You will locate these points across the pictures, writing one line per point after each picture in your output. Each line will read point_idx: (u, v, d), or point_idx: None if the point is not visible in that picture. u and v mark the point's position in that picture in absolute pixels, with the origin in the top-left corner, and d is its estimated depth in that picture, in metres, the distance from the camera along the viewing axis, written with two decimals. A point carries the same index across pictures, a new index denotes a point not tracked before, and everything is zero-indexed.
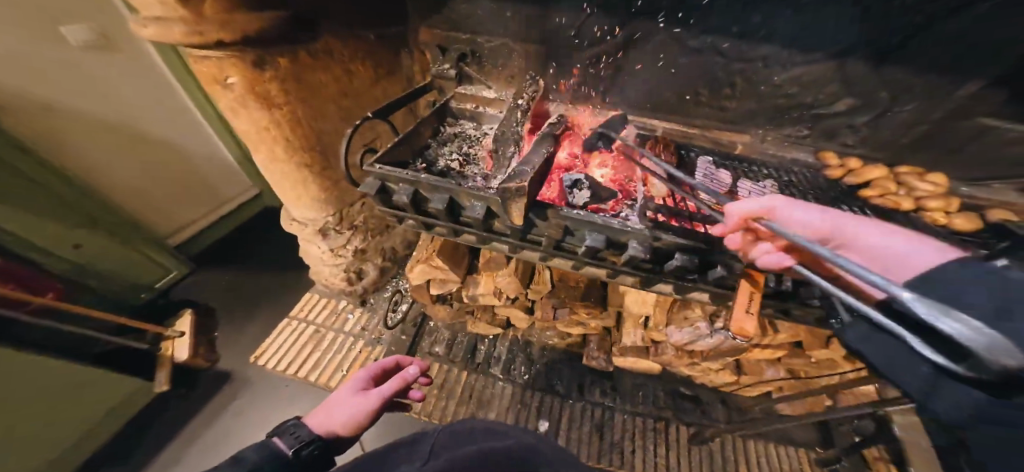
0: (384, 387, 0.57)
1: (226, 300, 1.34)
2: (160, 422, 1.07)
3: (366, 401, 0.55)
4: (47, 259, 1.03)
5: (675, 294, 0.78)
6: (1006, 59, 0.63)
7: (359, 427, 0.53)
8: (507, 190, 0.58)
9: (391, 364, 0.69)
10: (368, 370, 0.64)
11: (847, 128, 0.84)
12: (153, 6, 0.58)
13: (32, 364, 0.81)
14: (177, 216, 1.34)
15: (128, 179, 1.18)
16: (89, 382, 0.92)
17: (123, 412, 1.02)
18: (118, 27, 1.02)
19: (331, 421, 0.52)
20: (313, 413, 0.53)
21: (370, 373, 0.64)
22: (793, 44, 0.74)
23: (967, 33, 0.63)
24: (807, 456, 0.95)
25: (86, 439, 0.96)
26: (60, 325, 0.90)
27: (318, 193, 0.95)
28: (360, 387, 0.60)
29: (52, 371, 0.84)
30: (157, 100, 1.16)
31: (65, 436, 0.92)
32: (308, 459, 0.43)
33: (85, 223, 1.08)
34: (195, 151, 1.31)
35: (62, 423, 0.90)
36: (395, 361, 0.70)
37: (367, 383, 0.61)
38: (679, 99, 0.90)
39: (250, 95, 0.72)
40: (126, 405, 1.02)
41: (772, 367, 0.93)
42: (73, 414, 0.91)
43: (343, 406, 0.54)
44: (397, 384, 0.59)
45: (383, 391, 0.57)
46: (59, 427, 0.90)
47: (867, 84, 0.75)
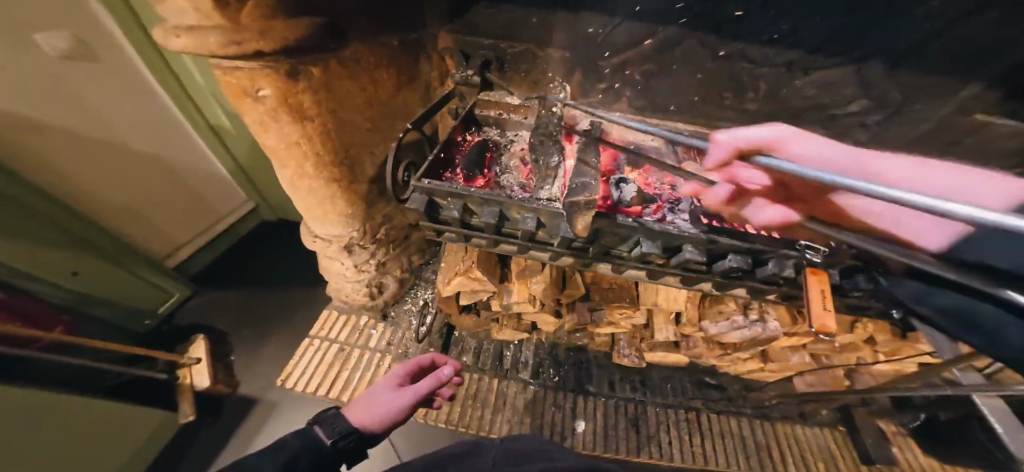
0: (419, 384, 0.57)
1: (235, 321, 1.27)
2: (193, 453, 1.03)
3: (400, 396, 0.55)
4: (44, 290, 0.94)
5: (714, 291, 0.80)
6: (1006, 64, 0.66)
7: (392, 423, 0.53)
8: (575, 205, 0.57)
9: (426, 362, 0.68)
10: (404, 366, 0.64)
11: (859, 126, 0.88)
12: (187, 16, 0.54)
13: (59, 411, 0.74)
14: (170, 234, 1.25)
15: (117, 197, 1.08)
16: (112, 424, 0.85)
17: (152, 446, 0.97)
18: (101, 32, 0.91)
19: (370, 412, 0.52)
20: (349, 405, 0.53)
21: (406, 369, 0.64)
22: (818, 49, 0.75)
23: (975, 39, 0.64)
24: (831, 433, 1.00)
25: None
26: (70, 360, 0.84)
27: (346, 209, 0.91)
28: (398, 382, 0.60)
29: (82, 413, 0.78)
30: (143, 111, 1.06)
31: None
32: (345, 449, 0.46)
33: (82, 250, 0.99)
34: (186, 163, 1.21)
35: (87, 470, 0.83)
36: (430, 359, 0.69)
37: (404, 378, 0.61)
38: (703, 102, 0.93)
39: (282, 108, 0.68)
40: (155, 439, 0.97)
41: (797, 353, 0.94)
42: (104, 455, 0.86)
43: (380, 397, 0.55)
44: (432, 383, 0.58)
45: (419, 389, 0.56)
46: None
47: (883, 85, 0.78)
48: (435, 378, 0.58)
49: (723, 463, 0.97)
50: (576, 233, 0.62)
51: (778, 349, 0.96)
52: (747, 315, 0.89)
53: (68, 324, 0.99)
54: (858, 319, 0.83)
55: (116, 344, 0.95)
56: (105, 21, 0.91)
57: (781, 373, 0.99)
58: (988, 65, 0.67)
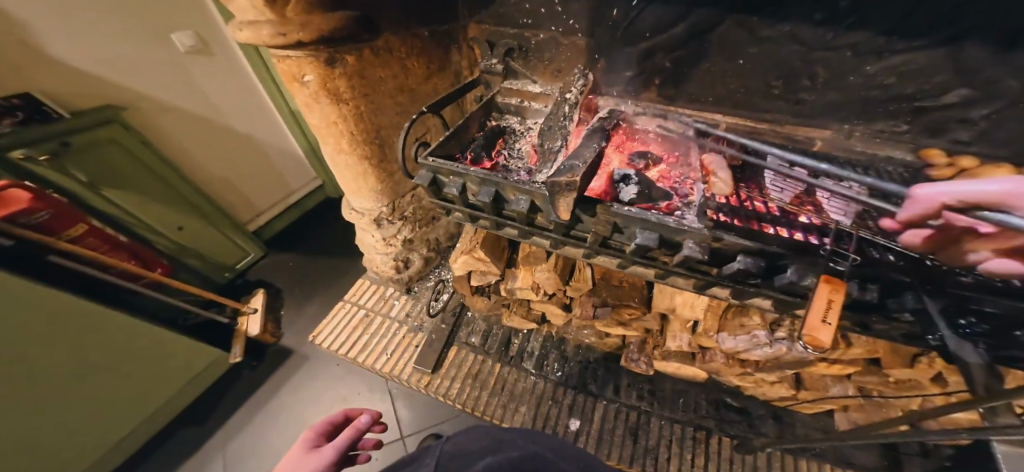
0: (336, 440, 0.55)
1: (292, 281, 1.49)
2: (243, 383, 1.24)
3: (315, 461, 0.52)
4: (158, 238, 1.22)
5: (732, 299, 0.72)
6: None
7: None
8: (556, 185, 0.56)
9: (338, 419, 0.66)
10: (316, 427, 0.62)
11: (959, 123, 0.70)
12: (248, 12, 0.66)
13: (141, 328, 0.96)
14: (256, 204, 1.52)
15: (220, 169, 1.34)
16: (182, 346, 1.08)
17: (209, 375, 1.19)
18: (213, 34, 1.17)
19: None
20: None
21: (318, 432, 0.61)
22: (892, 29, 0.63)
23: None
24: None
25: (188, 389, 1.15)
26: (159, 295, 1.08)
27: (376, 185, 1.02)
28: (308, 449, 0.57)
29: (153, 338, 1.00)
30: (244, 99, 1.32)
31: (166, 391, 1.09)
32: None
33: (185, 206, 1.25)
34: (271, 144, 1.46)
35: (163, 379, 1.07)
36: (342, 415, 0.67)
37: (317, 441, 0.59)
38: (748, 91, 0.83)
39: (323, 92, 0.78)
40: (209, 371, 1.18)
41: (839, 384, 0.80)
42: (171, 374, 1.08)
43: (295, 467, 0.51)
44: (351, 435, 0.56)
45: (337, 444, 0.54)
46: (161, 383, 1.07)
47: (990, 73, 0.61)
48: (352, 428, 0.57)
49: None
50: (559, 214, 0.61)
51: (816, 376, 0.82)
52: (773, 331, 0.78)
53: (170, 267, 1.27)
54: (923, 353, 0.67)
55: (196, 289, 1.18)
56: (217, 22, 1.16)
57: (819, 406, 0.85)
58: None
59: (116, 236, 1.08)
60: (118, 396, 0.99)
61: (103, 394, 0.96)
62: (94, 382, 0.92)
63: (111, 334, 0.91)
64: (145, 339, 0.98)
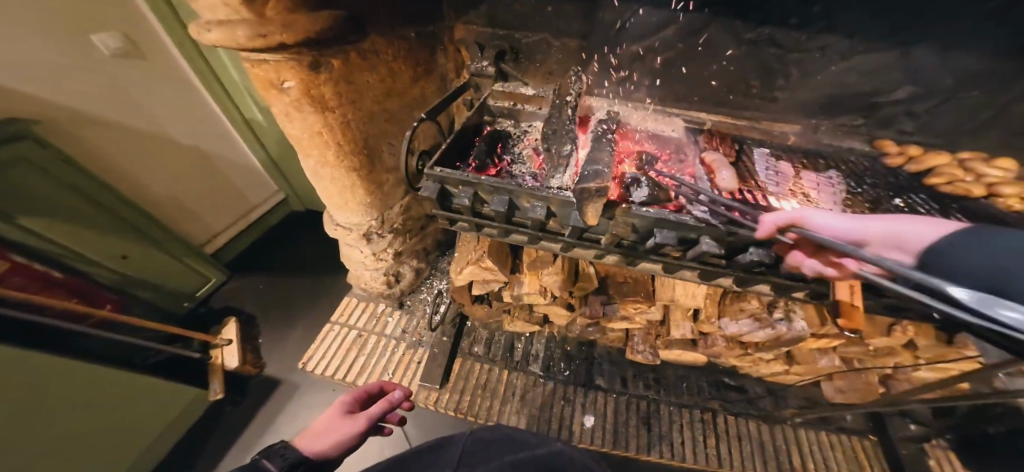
0: (371, 409, 0.58)
1: (266, 306, 1.36)
2: (224, 424, 1.11)
3: (353, 423, 0.55)
4: (95, 269, 1.04)
5: (734, 287, 0.76)
6: None
7: (349, 447, 0.52)
8: (585, 192, 0.56)
9: (374, 390, 0.68)
10: (352, 393, 0.63)
11: (905, 116, 0.80)
12: (217, 10, 0.57)
13: (107, 374, 0.82)
14: (210, 222, 1.35)
15: (164, 188, 1.17)
16: (153, 392, 0.93)
17: (186, 420, 1.04)
18: (146, 32, 1.00)
19: (322, 441, 0.50)
20: (301, 436, 0.51)
21: (354, 397, 0.63)
22: (853, 34, 0.70)
23: None
24: (861, 443, 0.97)
25: (161, 441, 0.99)
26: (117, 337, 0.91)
27: (365, 198, 0.95)
28: (346, 410, 0.59)
29: (120, 386, 0.85)
30: (187, 107, 1.15)
31: (131, 449, 0.93)
32: None
33: (126, 233, 1.07)
34: (223, 156, 1.30)
35: (129, 433, 0.91)
36: (378, 386, 0.69)
37: (350, 407, 0.60)
38: (730, 91, 0.88)
39: (306, 99, 0.71)
40: (187, 414, 1.04)
41: (826, 356, 0.90)
42: (140, 428, 0.93)
43: (332, 427, 0.53)
44: (383, 407, 0.59)
45: (371, 413, 0.57)
46: (127, 438, 0.91)
47: (933, 72, 0.71)
48: (386, 402, 0.60)
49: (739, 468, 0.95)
50: (585, 220, 0.61)
51: (806, 351, 0.92)
52: (771, 313, 0.85)
53: (117, 303, 1.11)
54: (897, 322, 0.79)
55: (157, 323, 1.02)
56: (150, 19, 0.99)
57: (805, 378, 0.97)
58: None
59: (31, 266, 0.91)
60: (80, 463, 0.83)
61: (59, 461, 0.79)
62: (50, 452, 0.76)
63: (66, 390, 0.76)
64: (108, 390, 0.84)
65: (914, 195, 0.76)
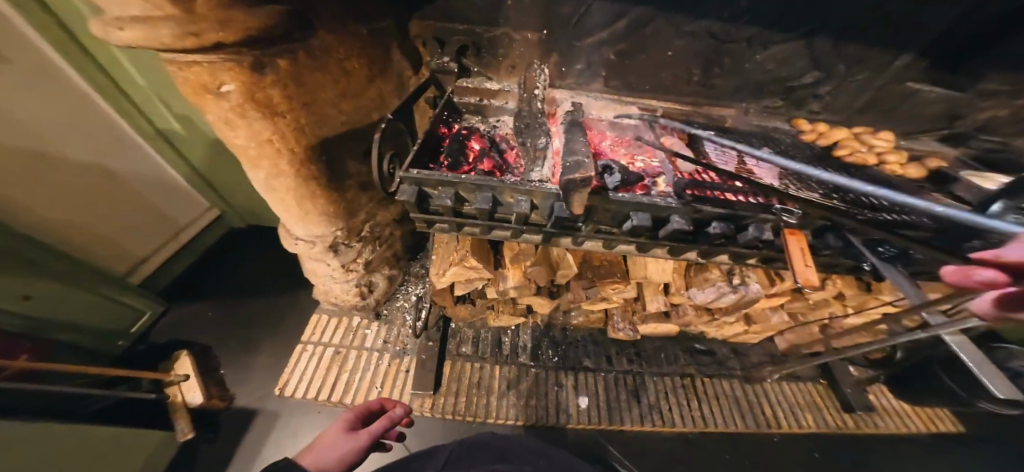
0: (372, 428, 0.57)
1: (221, 336, 1.22)
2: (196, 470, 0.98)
3: (354, 442, 0.54)
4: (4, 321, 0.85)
5: (698, 259, 0.85)
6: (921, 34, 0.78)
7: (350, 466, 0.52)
8: (570, 183, 0.58)
9: (376, 406, 0.67)
10: (354, 410, 0.63)
11: (813, 97, 0.95)
12: (129, 4, 0.48)
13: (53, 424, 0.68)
14: (131, 249, 1.16)
15: (61, 214, 0.97)
16: (115, 436, 0.80)
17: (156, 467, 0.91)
18: (5, 28, 0.76)
19: (323, 458, 0.50)
20: (301, 457, 0.50)
21: (356, 413, 0.62)
22: (773, 26, 0.81)
23: (904, 13, 0.74)
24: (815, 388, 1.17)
25: None
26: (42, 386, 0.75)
27: (327, 208, 0.89)
28: (349, 428, 0.58)
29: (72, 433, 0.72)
30: (80, 118, 0.94)
31: None
32: None
33: (32, 271, 0.89)
34: (132, 172, 1.10)
35: None
36: (380, 402, 0.68)
37: (353, 423, 0.60)
38: (675, 80, 0.96)
39: (250, 104, 0.63)
40: (155, 463, 0.91)
41: (777, 313, 1.07)
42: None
43: (333, 445, 0.53)
44: (385, 425, 0.59)
45: (372, 431, 0.57)
46: None
47: (831, 58, 0.86)
48: (386, 420, 0.59)
49: (722, 425, 1.08)
50: (571, 209, 0.64)
51: (761, 312, 1.09)
52: (731, 279, 0.97)
53: (37, 351, 0.90)
54: (828, 277, 0.96)
55: (95, 368, 0.88)
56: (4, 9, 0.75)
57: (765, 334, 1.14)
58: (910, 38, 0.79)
59: None
60: None
61: None
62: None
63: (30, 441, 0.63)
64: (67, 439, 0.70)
65: (829, 165, 0.90)
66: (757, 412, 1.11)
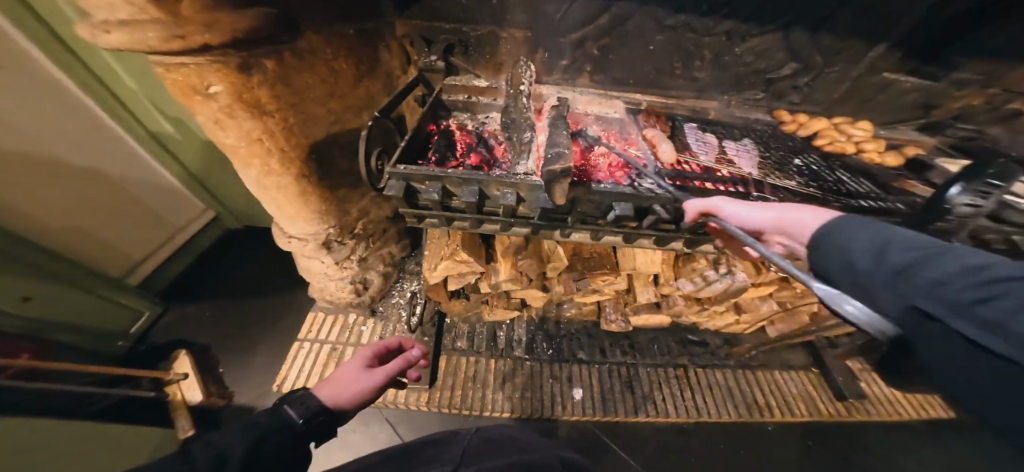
0: (390, 364, 0.56)
1: (219, 336, 1.23)
2: None
3: (371, 377, 0.53)
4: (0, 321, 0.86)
5: (685, 249, 0.87)
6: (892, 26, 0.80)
7: (366, 401, 0.51)
8: (552, 173, 0.60)
9: (392, 345, 0.66)
10: (370, 348, 0.61)
11: (793, 89, 0.98)
12: (115, 8, 0.49)
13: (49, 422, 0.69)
14: (129, 252, 1.18)
15: (59, 217, 0.99)
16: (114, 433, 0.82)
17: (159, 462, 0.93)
18: None
19: (342, 390, 0.49)
20: (319, 385, 0.49)
21: (372, 352, 0.61)
22: (749, 19, 0.84)
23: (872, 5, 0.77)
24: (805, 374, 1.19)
25: None
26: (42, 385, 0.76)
27: (319, 206, 0.91)
28: (366, 363, 0.57)
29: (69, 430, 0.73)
30: (75, 122, 0.96)
31: None
32: (316, 426, 0.42)
33: (30, 273, 0.90)
34: (129, 176, 1.11)
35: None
36: (396, 342, 0.68)
37: (371, 359, 0.59)
38: (658, 74, 0.98)
39: (238, 104, 0.65)
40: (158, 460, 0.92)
41: (766, 302, 1.10)
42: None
43: (352, 379, 0.52)
44: (402, 364, 0.57)
45: (390, 368, 0.55)
46: None
47: (807, 49, 0.88)
48: (403, 359, 0.58)
49: (716, 414, 1.10)
50: (554, 200, 0.66)
51: (749, 300, 1.12)
52: (718, 268, 1.00)
53: (36, 352, 0.92)
54: None
55: (96, 367, 0.89)
56: None
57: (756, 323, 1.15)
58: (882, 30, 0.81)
59: None
60: None
61: None
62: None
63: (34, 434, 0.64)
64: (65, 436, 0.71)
65: (809, 155, 0.93)
66: (750, 400, 1.13)
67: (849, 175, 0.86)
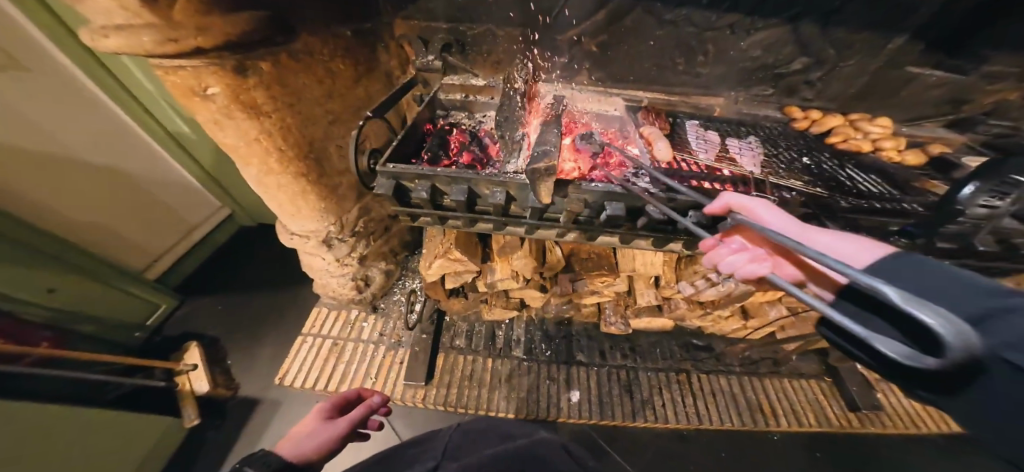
0: (351, 413, 0.60)
1: (228, 329, 1.28)
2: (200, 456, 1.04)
3: (333, 429, 0.57)
4: (25, 309, 0.93)
5: (685, 250, 0.84)
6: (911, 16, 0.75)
7: (331, 450, 0.54)
8: (536, 171, 0.60)
9: (352, 397, 0.70)
10: (330, 401, 0.66)
11: (805, 84, 0.93)
12: (112, 14, 0.51)
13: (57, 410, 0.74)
14: (147, 247, 1.24)
15: (80, 213, 1.05)
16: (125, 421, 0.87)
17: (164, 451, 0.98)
18: (20, 37, 0.84)
19: (306, 442, 0.53)
20: (280, 443, 0.52)
21: (332, 404, 0.65)
22: (754, 12, 0.80)
23: None
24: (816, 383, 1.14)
25: None
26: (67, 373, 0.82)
27: (318, 203, 0.93)
28: (326, 417, 0.61)
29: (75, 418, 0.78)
30: (96, 122, 1.02)
31: None
32: None
33: (52, 266, 0.97)
34: (147, 175, 1.18)
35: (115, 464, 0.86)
36: (356, 393, 0.71)
37: (331, 413, 0.63)
38: (659, 70, 0.95)
39: (235, 105, 0.67)
40: (162, 448, 0.97)
41: (775, 307, 1.04)
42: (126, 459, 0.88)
43: (314, 431, 0.56)
44: (363, 412, 0.62)
45: (350, 417, 0.60)
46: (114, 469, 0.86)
47: (818, 42, 0.84)
48: (365, 406, 0.63)
49: (717, 422, 1.07)
50: (539, 199, 0.66)
51: (758, 305, 1.07)
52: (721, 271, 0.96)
53: (56, 340, 0.99)
54: None
55: (111, 356, 0.94)
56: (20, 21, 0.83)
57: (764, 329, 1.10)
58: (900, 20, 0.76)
59: None
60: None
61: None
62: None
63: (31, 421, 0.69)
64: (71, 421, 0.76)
65: (819, 153, 0.88)
66: (756, 409, 1.08)
67: (860, 174, 0.82)
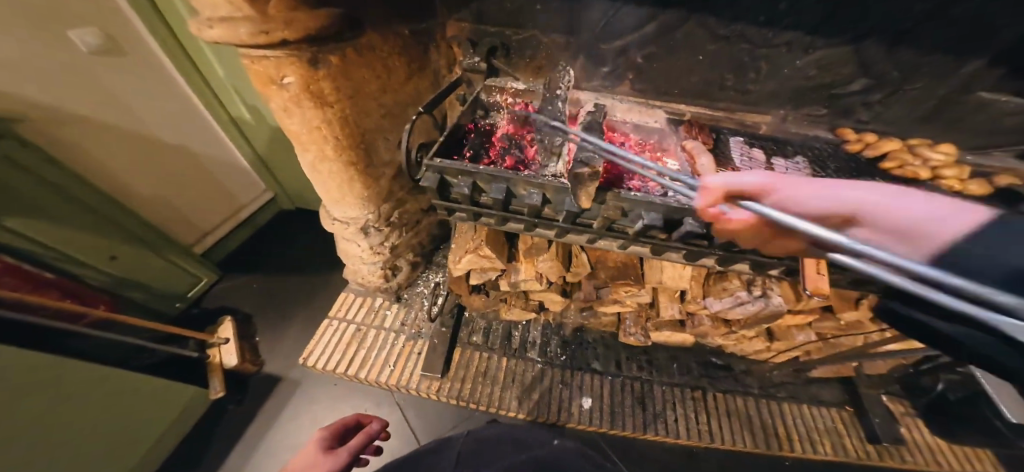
0: (350, 443, 0.67)
1: (261, 305, 1.36)
2: (225, 425, 1.14)
3: (334, 460, 0.63)
4: (87, 273, 1.04)
5: (717, 267, 0.82)
6: (993, 42, 0.70)
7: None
8: (580, 176, 0.63)
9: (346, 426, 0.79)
10: (328, 429, 0.73)
11: (862, 106, 0.89)
12: (218, 8, 0.57)
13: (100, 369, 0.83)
14: (198, 223, 1.33)
15: (147, 186, 1.14)
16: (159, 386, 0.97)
17: (188, 418, 1.07)
18: (127, 28, 0.96)
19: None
20: None
21: (330, 435, 0.72)
22: (816, 30, 0.77)
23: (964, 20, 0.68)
24: (842, 415, 1.08)
25: (164, 441, 1.02)
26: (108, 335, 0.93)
27: (362, 192, 0.98)
28: (324, 448, 0.68)
29: (116, 375, 0.86)
30: (172, 102, 1.11)
31: (146, 438, 0.97)
32: None
33: (115, 231, 1.06)
34: (208, 155, 1.26)
35: (142, 421, 0.95)
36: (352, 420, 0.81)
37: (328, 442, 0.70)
38: (706, 84, 0.94)
39: (305, 94, 0.72)
40: (187, 414, 1.06)
41: (803, 332, 1.00)
42: (149, 421, 0.97)
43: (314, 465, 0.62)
44: (361, 440, 0.69)
45: (349, 448, 0.66)
46: (140, 427, 0.95)
47: (882, 65, 0.80)
48: (363, 435, 0.71)
49: (729, 442, 1.05)
50: (580, 203, 0.67)
51: (784, 328, 1.02)
52: (752, 290, 0.94)
53: (110, 303, 1.12)
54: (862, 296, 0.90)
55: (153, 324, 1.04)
56: (129, 16, 0.96)
57: (788, 355, 1.07)
58: (978, 47, 0.71)
59: (37, 271, 0.95)
60: (114, 437, 0.90)
61: (93, 439, 0.85)
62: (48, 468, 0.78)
63: (79, 372, 0.80)
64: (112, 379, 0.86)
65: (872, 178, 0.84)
66: (769, 432, 1.06)
67: None
